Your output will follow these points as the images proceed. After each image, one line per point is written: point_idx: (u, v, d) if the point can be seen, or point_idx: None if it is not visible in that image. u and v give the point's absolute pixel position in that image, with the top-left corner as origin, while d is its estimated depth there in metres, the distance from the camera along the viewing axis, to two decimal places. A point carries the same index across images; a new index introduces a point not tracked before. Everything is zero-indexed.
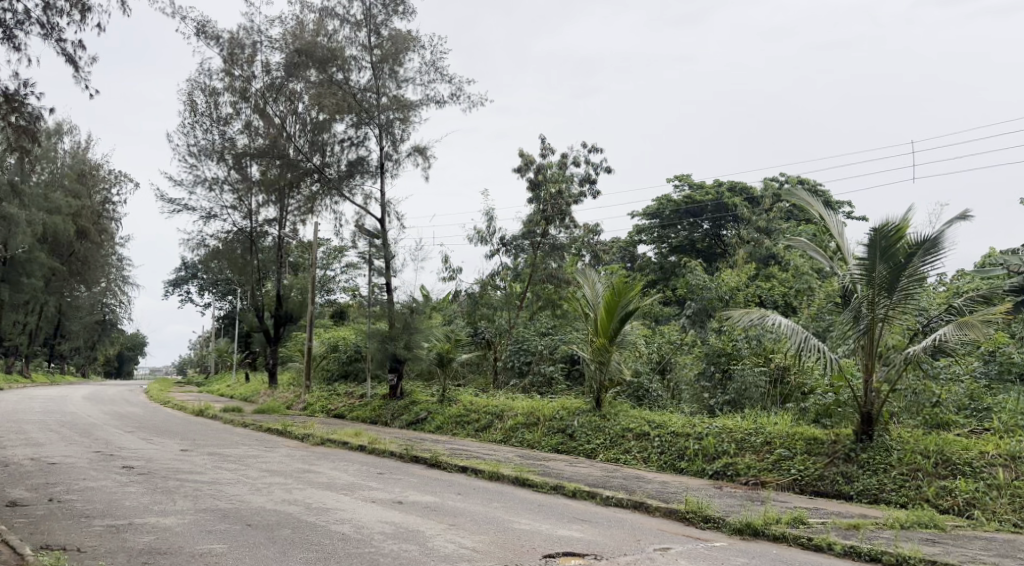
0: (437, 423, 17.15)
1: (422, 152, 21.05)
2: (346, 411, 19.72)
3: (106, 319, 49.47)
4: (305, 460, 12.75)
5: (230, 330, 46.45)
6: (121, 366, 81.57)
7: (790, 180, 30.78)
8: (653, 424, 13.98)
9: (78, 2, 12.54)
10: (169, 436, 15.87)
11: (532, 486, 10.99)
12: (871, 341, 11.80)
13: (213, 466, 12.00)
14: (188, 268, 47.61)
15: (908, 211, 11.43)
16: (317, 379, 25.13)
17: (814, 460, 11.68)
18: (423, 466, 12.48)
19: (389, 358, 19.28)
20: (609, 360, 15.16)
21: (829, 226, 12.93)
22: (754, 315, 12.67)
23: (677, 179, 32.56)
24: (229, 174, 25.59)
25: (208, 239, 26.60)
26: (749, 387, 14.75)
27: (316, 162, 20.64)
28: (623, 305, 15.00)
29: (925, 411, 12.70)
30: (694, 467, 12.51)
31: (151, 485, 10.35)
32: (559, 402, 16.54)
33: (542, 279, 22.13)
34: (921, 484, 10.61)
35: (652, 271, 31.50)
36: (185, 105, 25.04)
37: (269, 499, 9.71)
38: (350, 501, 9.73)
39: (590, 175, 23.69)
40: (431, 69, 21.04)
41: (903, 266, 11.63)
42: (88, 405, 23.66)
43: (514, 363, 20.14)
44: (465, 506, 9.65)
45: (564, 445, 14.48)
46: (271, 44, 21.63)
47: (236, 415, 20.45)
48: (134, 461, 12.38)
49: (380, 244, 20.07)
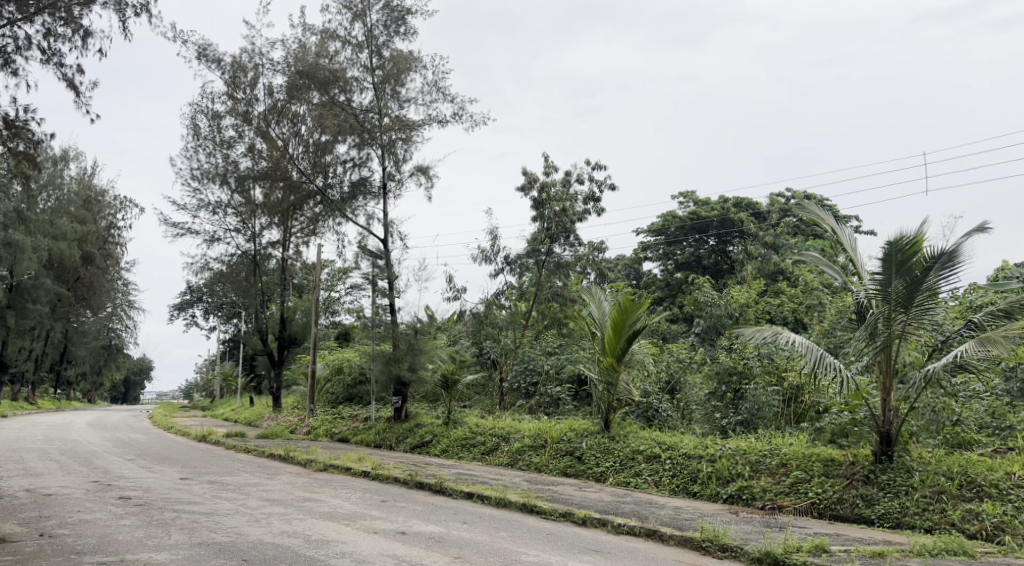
0: (442, 446, 16.77)
1: (425, 171, 20.82)
2: (350, 435, 19.38)
3: (112, 344, 49.16)
4: (306, 488, 12.40)
5: (235, 353, 46.12)
6: (128, 391, 81.29)
7: (795, 195, 30.41)
8: (663, 446, 13.61)
9: (78, 27, 12.37)
10: (170, 464, 15.53)
11: (541, 513, 10.62)
12: (887, 359, 11.45)
13: (212, 495, 11.67)
14: (193, 291, 47.33)
15: (924, 223, 11.08)
16: (322, 402, 24.79)
17: (832, 482, 11.30)
18: (427, 493, 12.12)
19: (393, 380, 18.94)
20: (618, 381, 14.82)
21: (841, 240, 12.57)
22: (767, 332, 12.34)
23: (682, 195, 32.23)
24: (232, 197, 25.41)
25: (212, 263, 26.40)
26: (762, 407, 14.38)
27: (319, 184, 20.44)
28: (631, 323, 14.64)
29: (945, 431, 12.33)
30: (708, 491, 12.14)
31: (146, 517, 10.02)
32: (567, 423, 16.14)
33: (548, 297, 21.96)
34: (945, 507, 10.26)
35: (658, 289, 31.23)
36: (188, 129, 24.87)
37: (267, 531, 9.36)
38: (351, 532, 9.38)
39: (594, 192, 23.40)
40: (433, 89, 20.85)
41: (920, 281, 11.27)
42: (90, 433, 23.32)
43: (520, 385, 19.75)
44: (471, 536, 9.29)
45: (572, 468, 14.11)
46: (272, 66, 21.53)
47: (238, 440, 20.10)
48: (131, 490, 12.06)
49: (384, 265, 19.80)
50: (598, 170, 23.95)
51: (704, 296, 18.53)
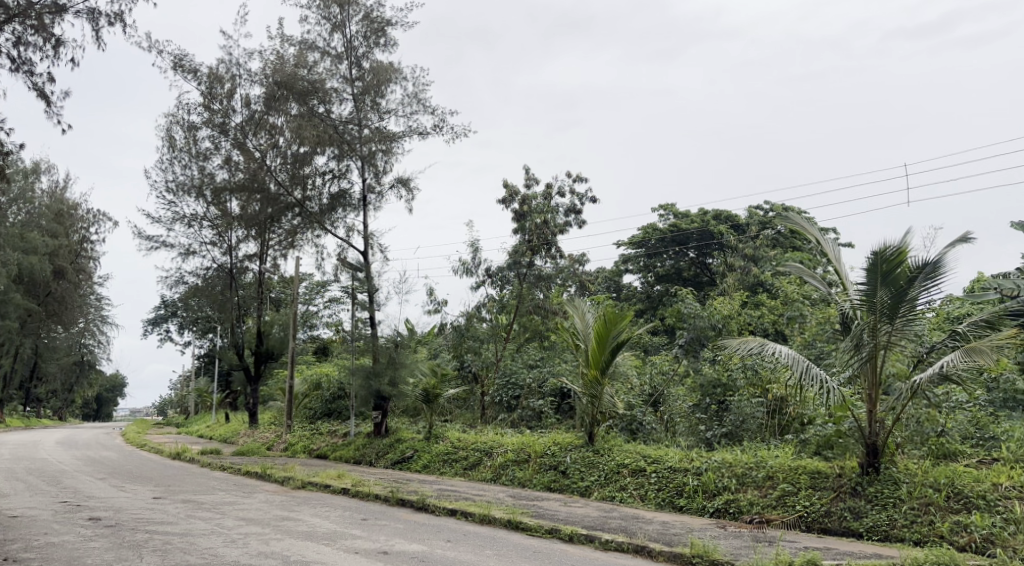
0: (424, 461, 16.52)
1: (406, 183, 20.64)
2: (328, 451, 19.06)
3: (84, 360, 48.35)
4: (284, 507, 12.09)
5: (211, 369, 45.49)
6: (100, 408, 80.07)
7: (774, 208, 30.47)
8: (648, 459, 13.46)
9: (50, 36, 12.10)
10: (142, 483, 15.14)
11: (527, 530, 10.41)
12: (874, 371, 11.36)
13: (186, 515, 11.35)
14: (167, 306, 46.67)
15: (907, 233, 11.04)
16: (300, 418, 24.43)
17: (819, 495, 11.19)
18: (409, 510, 11.88)
19: (373, 395, 18.64)
20: (602, 394, 14.66)
21: (824, 250, 12.47)
22: (752, 343, 12.25)
23: (662, 208, 32.23)
24: (208, 210, 25.10)
25: (187, 277, 26.00)
26: (746, 418, 14.35)
27: (297, 196, 20.18)
28: (614, 335, 14.51)
29: (930, 441, 12.25)
30: (695, 505, 12.00)
31: (117, 539, 9.71)
32: (550, 437, 15.96)
33: (529, 310, 21.82)
34: (933, 520, 10.17)
35: (639, 300, 31.23)
36: (163, 140, 24.53)
37: (244, 553, 9.09)
38: (331, 552, 9.12)
39: (575, 205, 23.33)
40: (413, 101, 20.70)
41: (905, 291, 11.22)
42: (60, 451, 22.73)
43: (502, 399, 19.57)
44: (455, 556, 9.06)
45: (557, 483, 13.93)
46: (250, 77, 21.34)
47: (213, 458, 19.67)
48: (102, 511, 11.70)
49: (363, 278, 19.57)
50: (579, 182, 23.88)
51: (687, 308, 18.43)
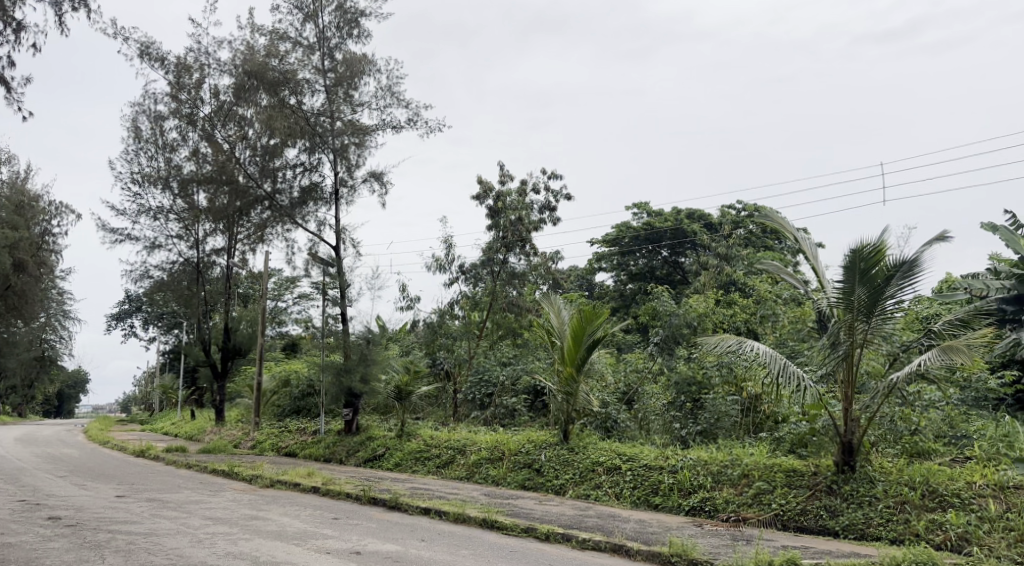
0: (395, 459, 16.27)
1: (378, 177, 20.38)
2: (298, 449, 18.76)
3: (45, 355, 47.45)
4: (253, 505, 11.82)
5: (177, 365, 44.81)
6: (62, 406, 78.77)
7: (746, 207, 30.57)
8: (623, 456, 13.36)
9: (10, 19, 11.68)
10: (105, 481, 14.74)
11: (502, 529, 10.24)
12: (850, 370, 11.33)
13: (151, 514, 11.04)
14: (132, 300, 45.84)
15: (885, 232, 10.98)
16: (268, 415, 24.05)
17: (794, 493, 11.14)
18: (381, 509, 11.65)
19: (344, 391, 18.35)
20: (578, 392, 14.52)
21: (802, 248, 12.34)
22: (730, 341, 12.20)
23: (636, 207, 32.21)
24: (175, 202, 24.61)
25: (152, 271, 25.48)
26: (722, 417, 14.32)
27: (267, 189, 19.81)
28: (590, 333, 14.38)
29: (903, 440, 12.29)
30: (670, 504, 11.91)
31: (78, 539, 9.38)
32: (524, 434, 15.81)
33: (502, 307, 21.64)
34: (909, 518, 10.14)
35: (612, 299, 31.24)
36: (129, 131, 24.00)
37: (211, 553, 8.83)
38: (302, 552, 8.88)
39: (549, 202, 23.19)
40: (387, 94, 20.43)
41: (882, 289, 11.16)
42: (18, 449, 22.11)
43: (474, 396, 19.42)
44: (430, 556, 8.87)
45: (531, 481, 13.78)
46: (219, 67, 20.95)
47: (179, 456, 19.25)
48: (62, 510, 11.33)
49: (335, 273, 19.27)
50: (554, 179, 23.76)
51: (662, 305, 18.37)
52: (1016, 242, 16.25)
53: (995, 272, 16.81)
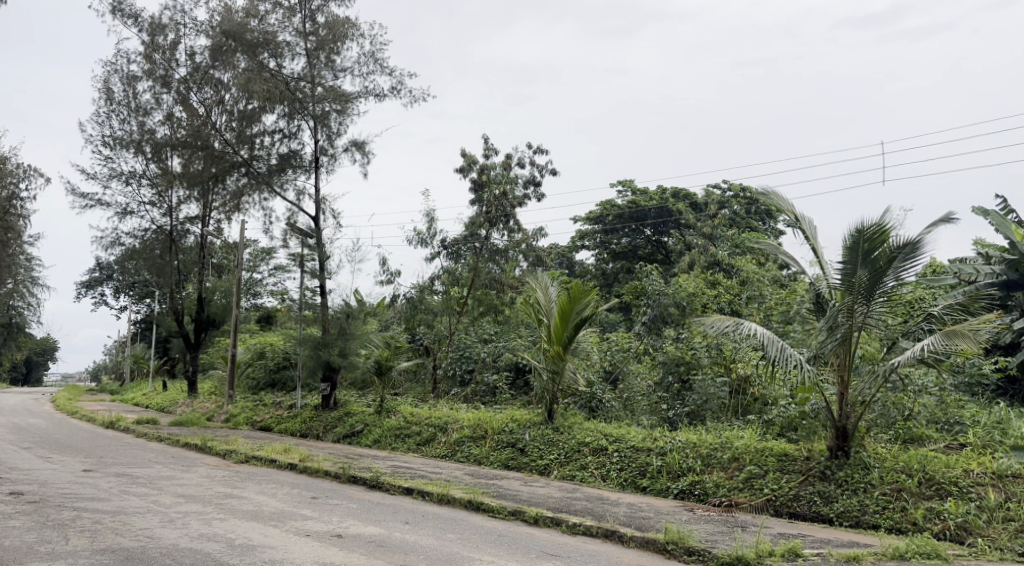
0: (374, 436, 15.86)
1: (360, 147, 19.79)
2: (273, 424, 18.30)
3: (13, 322, 46.40)
4: (227, 483, 11.36)
5: (149, 335, 43.93)
6: (30, 373, 77.52)
7: (732, 186, 30.31)
8: (610, 437, 13.04)
9: None
10: (71, 453, 14.18)
11: (488, 512, 9.88)
12: (847, 354, 10.99)
13: (120, 491, 10.55)
14: (103, 268, 44.88)
15: (888, 212, 10.63)
16: (242, 388, 23.52)
17: (787, 478, 10.84)
18: (362, 488, 11.25)
19: (322, 365, 17.91)
20: (565, 370, 14.14)
21: (804, 230, 11.46)
22: (726, 322, 11.78)
23: (621, 183, 31.82)
24: (147, 167, 23.88)
25: (124, 238, 24.70)
26: (710, 399, 14.02)
27: (243, 155, 19.13)
28: (579, 311, 13.98)
29: (897, 425, 12.02)
30: (658, 486, 11.61)
31: (40, 518, 8.92)
32: (507, 413, 15.45)
33: (485, 283, 21.19)
34: (906, 506, 9.86)
35: (594, 278, 31.16)
36: (101, 92, 23.17)
37: (182, 535, 8.37)
38: (280, 535, 8.44)
39: (534, 176, 22.74)
40: (370, 60, 19.80)
41: (884, 271, 10.82)
42: None
43: (455, 372, 19.14)
44: (415, 540, 8.46)
45: (515, 460, 13.44)
46: (196, 26, 20.20)
47: (150, 428, 18.68)
48: (24, 485, 10.81)
49: (314, 245, 18.71)
50: (539, 153, 23.26)
51: (652, 282, 17.89)
52: (1006, 225, 15.95)
53: (986, 257, 16.59)
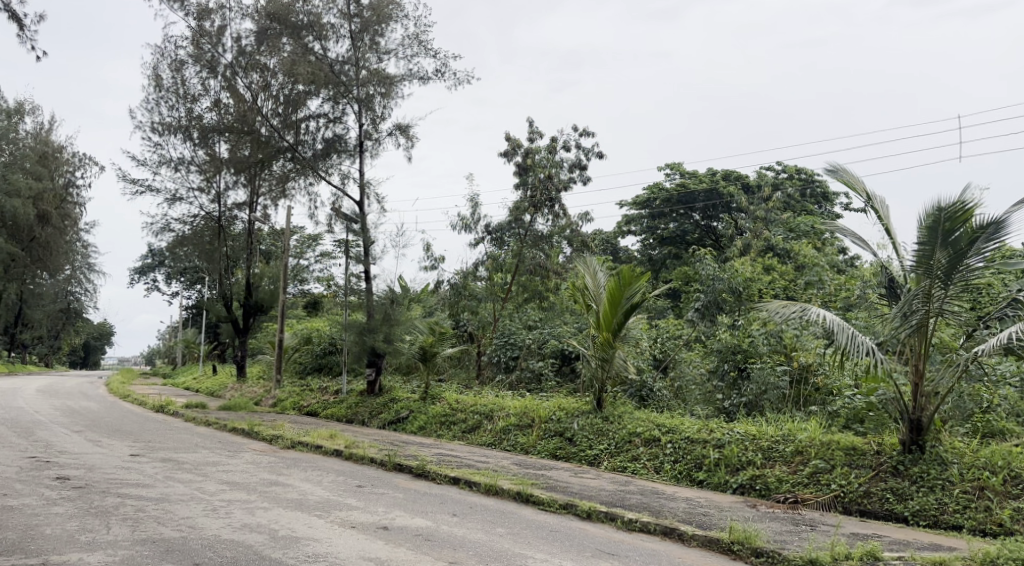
0: (420, 423, 15.53)
1: (404, 131, 19.42)
2: (318, 409, 18.09)
3: (71, 307, 47.28)
4: (273, 470, 11.08)
5: (200, 320, 44.34)
6: (88, 357, 79.14)
7: (786, 168, 29.39)
8: (663, 428, 12.50)
9: None
10: (120, 437, 14.08)
11: (538, 504, 9.45)
12: (922, 341, 10.30)
13: (165, 477, 10.34)
14: (155, 254, 45.36)
15: (969, 190, 9.87)
16: (289, 373, 23.44)
17: (856, 473, 10.21)
18: (407, 477, 10.90)
19: (367, 351, 17.65)
20: (614, 358, 13.57)
21: (877, 210, 10.77)
22: (793, 308, 11.05)
23: (668, 166, 31.05)
24: (195, 153, 23.84)
25: (173, 224, 24.67)
26: (768, 388, 13.29)
27: (289, 141, 18.88)
28: (628, 297, 13.45)
29: (975, 418, 11.25)
30: (716, 480, 11.05)
31: (84, 504, 8.72)
32: (554, 400, 14.98)
33: (530, 270, 20.57)
34: (989, 506, 9.21)
35: (640, 264, 30.48)
36: (150, 79, 23.17)
37: (225, 525, 8.08)
38: (324, 526, 8.10)
39: (581, 159, 22.15)
40: (414, 42, 19.40)
41: (965, 253, 10.10)
42: (35, 401, 21.55)
43: (500, 359, 18.73)
44: (464, 534, 8.05)
45: (563, 450, 12.97)
46: (241, 9, 19.99)
47: (198, 412, 18.57)
48: (72, 469, 10.67)
49: (359, 230, 18.39)
50: (585, 137, 22.65)
51: (703, 267, 17.17)
52: None
53: None
